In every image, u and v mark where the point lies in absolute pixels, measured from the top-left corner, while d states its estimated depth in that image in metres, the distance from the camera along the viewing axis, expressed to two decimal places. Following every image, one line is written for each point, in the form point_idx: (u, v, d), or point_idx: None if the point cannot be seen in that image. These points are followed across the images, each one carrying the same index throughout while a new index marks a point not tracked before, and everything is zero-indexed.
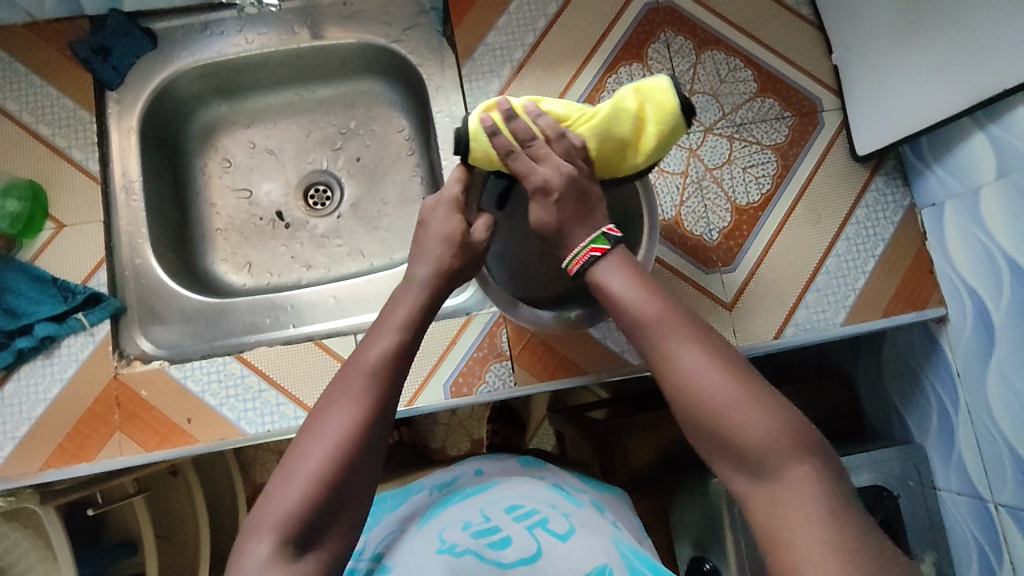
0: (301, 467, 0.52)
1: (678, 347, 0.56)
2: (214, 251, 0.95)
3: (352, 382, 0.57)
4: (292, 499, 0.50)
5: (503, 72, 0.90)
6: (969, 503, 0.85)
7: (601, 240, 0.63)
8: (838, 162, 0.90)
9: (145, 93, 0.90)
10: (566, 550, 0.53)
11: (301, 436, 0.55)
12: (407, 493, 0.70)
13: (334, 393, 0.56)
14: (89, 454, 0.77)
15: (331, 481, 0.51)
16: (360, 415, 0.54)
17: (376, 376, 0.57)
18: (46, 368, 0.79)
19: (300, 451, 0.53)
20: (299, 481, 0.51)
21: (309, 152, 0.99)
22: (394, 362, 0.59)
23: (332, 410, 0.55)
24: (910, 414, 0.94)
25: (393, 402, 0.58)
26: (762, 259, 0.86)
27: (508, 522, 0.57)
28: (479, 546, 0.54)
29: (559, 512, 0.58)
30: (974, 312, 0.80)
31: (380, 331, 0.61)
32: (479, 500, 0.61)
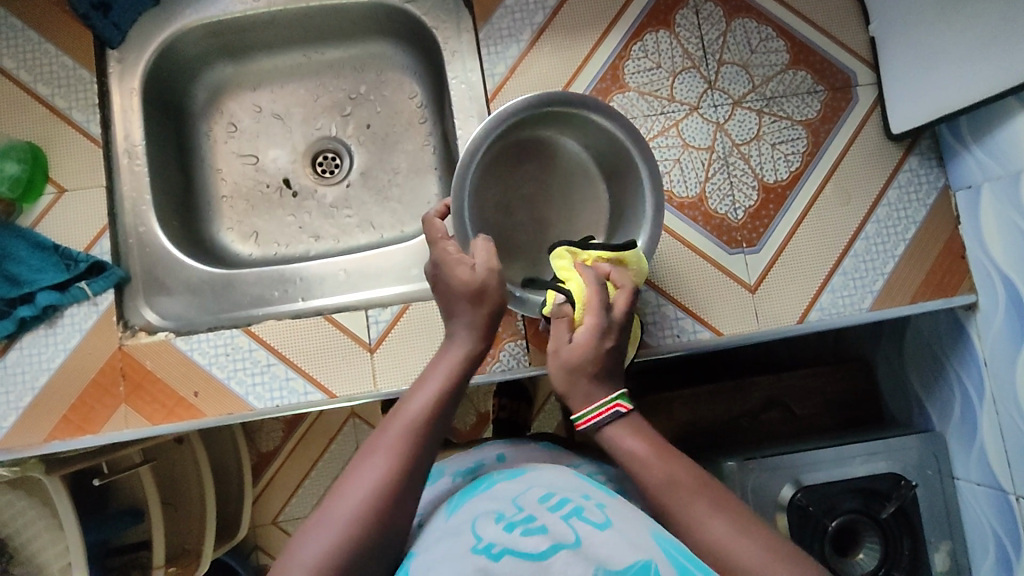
0: (336, 514, 0.50)
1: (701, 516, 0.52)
2: (219, 219, 0.92)
3: (392, 433, 0.55)
4: (325, 546, 0.48)
5: (523, 36, 0.86)
6: (989, 493, 0.83)
7: (624, 398, 0.59)
8: (871, 140, 0.86)
9: (147, 52, 0.86)
10: (607, 540, 0.47)
11: (337, 484, 0.53)
12: (428, 478, 0.67)
13: (374, 441, 0.55)
14: (94, 427, 0.76)
15: (366, 530, 0.50)
16: (399, 468, 0.53)
17: (417, 429, 0.55)
18: (49, 338, 0.77)
19: (335, 498, 0.51)
20: (332, 530, 0.49)
21: (317, 117, 0.95)
22: (437, 416, 0.57)
23: (371, 460, 0.53)
24: (931, 402, 0.92)
25: (432, 453, 0.56)
26: (789, 240, 0.83)
27: (542, 511, 0.51)
28: (515, 536, 0.48)
29: (593, 500, 0.53)
30: (1006, 299, 0.77)
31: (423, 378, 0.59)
32: (510, 491, 0.56)
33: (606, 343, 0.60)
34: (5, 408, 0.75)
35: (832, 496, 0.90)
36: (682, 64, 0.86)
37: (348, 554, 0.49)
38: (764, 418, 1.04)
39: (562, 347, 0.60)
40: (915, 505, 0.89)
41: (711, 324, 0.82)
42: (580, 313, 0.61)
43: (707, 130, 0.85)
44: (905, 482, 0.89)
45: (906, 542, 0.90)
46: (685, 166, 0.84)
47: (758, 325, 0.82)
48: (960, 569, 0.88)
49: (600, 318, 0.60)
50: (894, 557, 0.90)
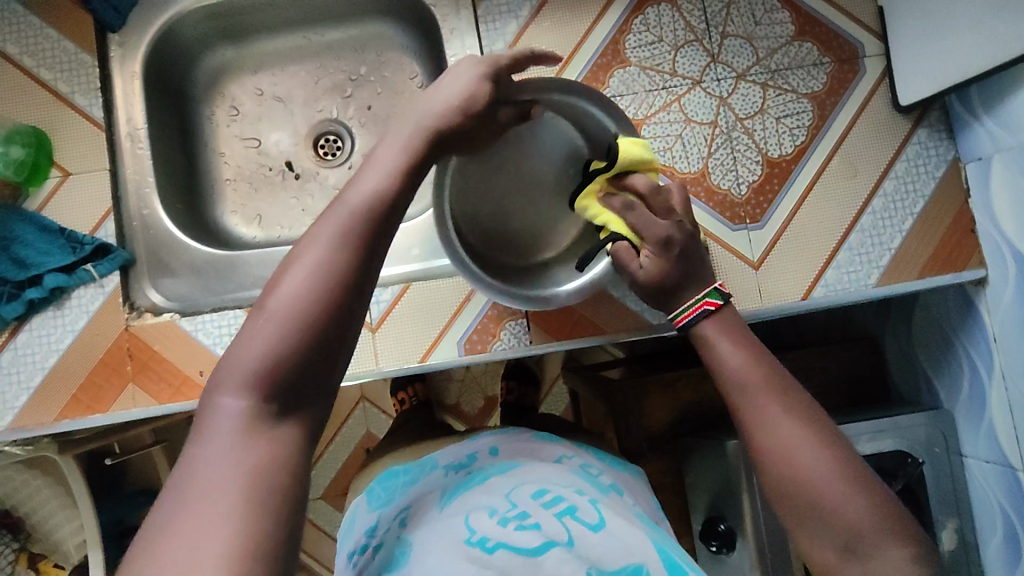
0: (268, 316, 0.45)
1: (769, 417, 0.54)
2: (223, 202, 0.93)
3: (330, 224, 0.48)
4: (258, 353, 0.44)
5: (522, 12, 0.85)
6: (998, 471, 0.83)
7: (714, 294, 0.61)
8: (879, 112, 0.84)
9: (148, 35, 0.86)
10: (600, 544, 0.51)
11: (273, 279, 0.47)
12: (421, 471, 0.66)
13: (309, 238, 0.48)
14: (103, 406, 0.77)
15: (310, 325, 0.45)
16: (344, 253, 0.47)
17: (358, 219, 0.49)
18: (57, 320, 0.78)
19: (270, 293, 0.46)
20: (264, 337, 0.44)
21: (319, 99, 0.95)
22: (381, 207, 0.50)
23: (304, 257, 0.47)
24: (940, 379, 0.91)
25: (377, 245, 0.49)
26: (793, 216, 0.82)
27: (536, 507, 0.53)
28: (508, 533, 0.51)
29: (587, 496, 0.55)
30: (1016, 273, 0.76)
31: (366, 172, 0.52)
32: (503, 483, 0.57)
33: (673, 250, 0.62)
34: (16, 389, 0.77)
35: None
36: (684, 37, 0.84)
37: (290, 356, 0.44)
38: None
39: (635, 275, 0.63)
40: (921, 483, 0.88)
41: None
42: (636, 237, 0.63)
43: (709, 104, 0.83)
44: (911, 459, 0.88)
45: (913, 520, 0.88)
46: (687, 142, 0.83)
47: (761, 302, 0.81)
48: (967, 547, 0.87)
49: (660, 230, 0.62)
50: None
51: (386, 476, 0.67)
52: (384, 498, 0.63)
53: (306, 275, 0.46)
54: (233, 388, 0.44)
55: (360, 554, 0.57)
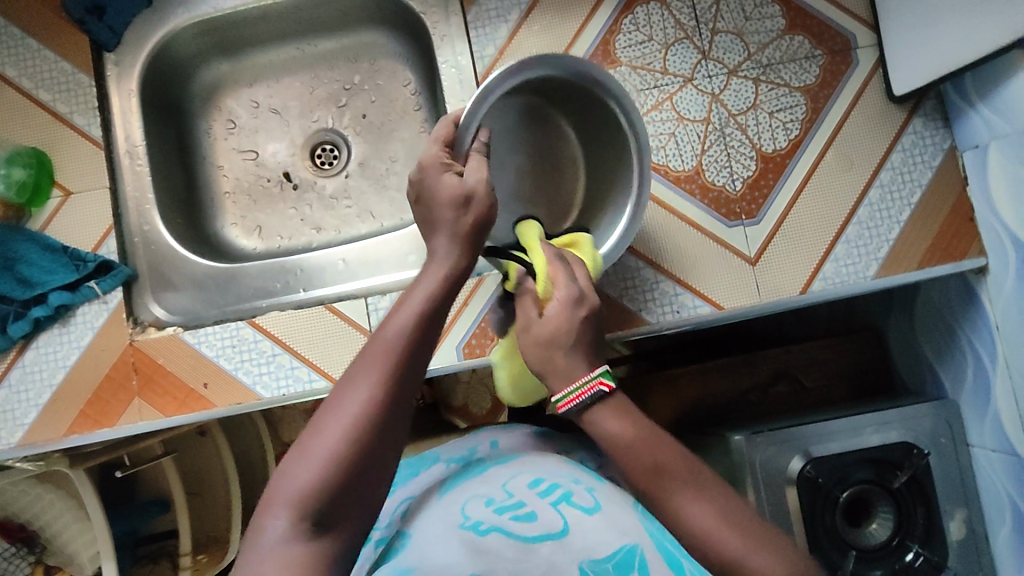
0: (318, 443, 0.48)
1: (682, 501, 0.52)
2: (223, 215, 0.94)
3: (372, 354, 0.52)
4: (309, 477, 0.46)
5: (511, 16, 0.85)
6: (1005, 461, 0.82)
7: (606, 375, 0.57)
8: (873, 103, 0.84)
9: (143, 53, 0.87)
10: (595, 526, 0.49)
11: (320, 409, 0.50)
12: (421, 464, 0.67)
13: (356, 366, 0.52)
14: (110, 420, 0.78)
15: (354, 456, 0.47)
16: (384, 385, 0.50)
17: (396, 345, 0.52)
18: (63, 337, 0.79)
19: (317, 427, 0.49)
20: (314, 464, 0.47)
21: (314, 110, 0.96)
22: (420, 334, 0.53)
23: (352, 385, 0.50)
24: (944, 369, 0.91)
25: (417, 372, 0.52)
26: (788, 210, 0.82)
27: (532, 496, 0.53)
28: (503, 520, 0.50)
29: (583, 487, 0.55)
30: (1017, 262, 0.76)
31: (405, 297, 0.56)
32: (501, 477, 0.58)
33: (580, 312, 0.59)
34: (24, 406, 0.78)
35: (843, 467, 0.88)
36: (674, 35, 0.84)
37: (337, 482, 0.47)
38: (773, 391, 1.03)
39: (533, 324, 0.60)
40: (928, 474, 0.88)
41: (710, 298, 0.81)
42: (546, 288, 0.60)
43: (701, 101, 0.83)
44: (917, 451, 0.87)
45: (920, 510, 0.88)
46: (680, 140, 0.83)
47: (760, 297, 0.81)
48: (977, 538, 0.87)
49: (571, 290, 0.60)
50: (908, 526, 0.88)
51: None
52: None
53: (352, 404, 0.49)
54: (275, 508, 0.46)
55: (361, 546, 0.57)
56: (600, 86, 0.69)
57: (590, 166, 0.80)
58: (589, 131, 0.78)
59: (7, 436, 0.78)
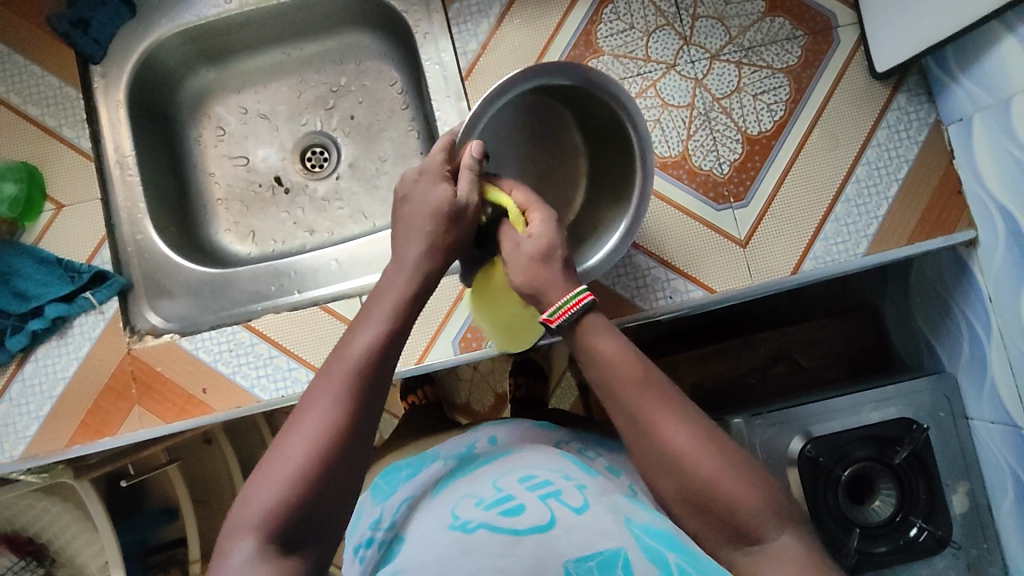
0: (280, 464, 0.49)
1: (661, 422, 0.51)
2: (216, 221, 0.94)
3: (335, 377, 0.53)
4: (271, 498, 0.47)
5: (493, 11, 0.86)
6: (1004, 431, 0.82)
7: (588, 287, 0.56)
8: (856, 81, 0.84)
9: (129, 64, 0.87)
10: (582, 521, 0.49)
11: (283, 432, 0.51)
12: (422, 463, 0.68)
13: (318, 387, 0.53)
14: (112, 429, 0.79)
15: (315, 479, 0.48)
16: (345, 405, 0.51)
17: (359, 367, 0.53)
18: (61, 348, 0.80)
19: (279, 448, 0.50)
20: (276, 487, 0.48)
21: (302, 113, 0.97)
22: (381, 352, 0.55)
23: (314, 406, 0.51)
24: (940, 343, 0.91)
25: (378, 391, 0.54)
26: (776, 191, 0.82)
27: (521, 491, 0.53)
28: (492, 517, 0.51)
29: (573, 481, 0.55)
30: (1006, 232, 0.76)
31: (367, 319, 0.57)
32: (492, 474, 0.58)
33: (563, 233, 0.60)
34: (26, 418, 0.79)
35: (843, 445, 0.88)
36: (655, 22, 0.85)
37: (300, 502, 0.48)
38: (772, 373, 1.03)
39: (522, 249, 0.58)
40: (928, 448, 0.88)
41: (702, 281, 0.81)
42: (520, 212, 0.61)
43: (685, 87, 0.84)
44: (916, 426, 0.88)
45: (922, 485, 0.88)
46: (665, 126, 0.83)
47: (753, 279, 0.81)
48: (980, 510, 0.87)
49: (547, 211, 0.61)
50: (911, 502, 0.88)
51: (389, 471, 0.69)
52: (387, 491, 0.65)
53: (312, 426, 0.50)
54: (241, 531, 0.47)
55: (366, 547, 0.58)
56: (620, 105, 0.68)
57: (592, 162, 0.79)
58: (595, 132, 0.77)
59: (9, 448, 0.78)
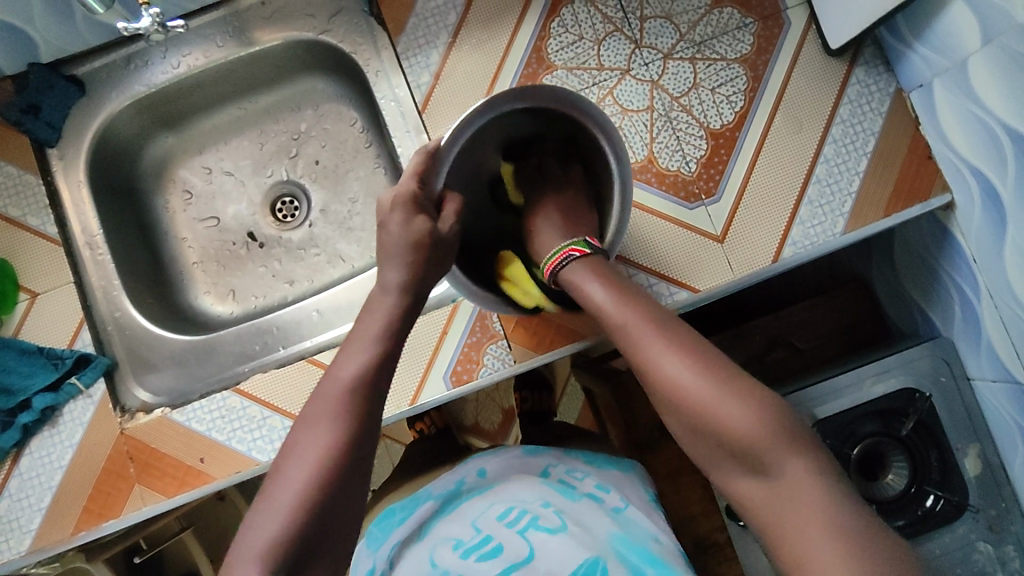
0: (279, 496, 0.52)
1: (659, 359, 0.57)
2: (195, 285, 0.93)
3: (324, 402, 0.57)
4: (272, 531, 0.50)
5: (440, 40, 0.85)
6: (1007, 389, 0.81)
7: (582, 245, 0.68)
8: (812, 59, 0.83)
9: (85, 143, 0.86)
10: (556, 554, 0.58)
11: (278, 467, 0.55)
12: (415, 504, 0.70)
13: (309, 416, 0.57)
14: (115, 511, 0.78)
15: (314, 504, 0.52)
16: (337, 434, 0.55)
17: (345, 395, 0.57)
18: (54, 438, 0.79)
19: (279, 482, 0.53)
20: (276, 518, 0.51)
21: (267, 165, 0.96)
22: (364, 378, 0.59)
23: (307, 436, 0.55)
24: (932, 307, 0.90)
25: (372, 416, 0.58)
26: (747, 181, 0.82)
27: (500, 528, 0.61)
28: (470, 560, 0.59)
29: (552, 507, 0.63)
30: (980, 191, 0.76)
31: (352, 346, 0.61)
32: (474, 510, 0.65)
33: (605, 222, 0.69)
34: (27, 513, 0.78)
35: (849, 423, 0.89)
36: (604, 29, 0.84)
37: (302, 528, 0.51)
38: (770, 359, 1.02)
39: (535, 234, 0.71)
40: (933, 415, 0.87)
41: (684, 281, 0.80)
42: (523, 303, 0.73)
43: (642, 90, 0.83)
44: (919, 394, 0.87)
45: (933, 454, 0.87)
46: (627, 132, 0.83)
47: (734, 274, 0.80)
48: (994, 470, 0.86)
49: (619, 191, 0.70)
50: (923, 471, 0.87)
51: (384, 514, 0.71)
52: (378, 535, 0.68)
53: (305, 459, 0.54)
54: (243, 564, 0.49)
55: None
56: (575, 106, 0.67)
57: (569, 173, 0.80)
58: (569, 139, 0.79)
59: (15, 545, 0.77)
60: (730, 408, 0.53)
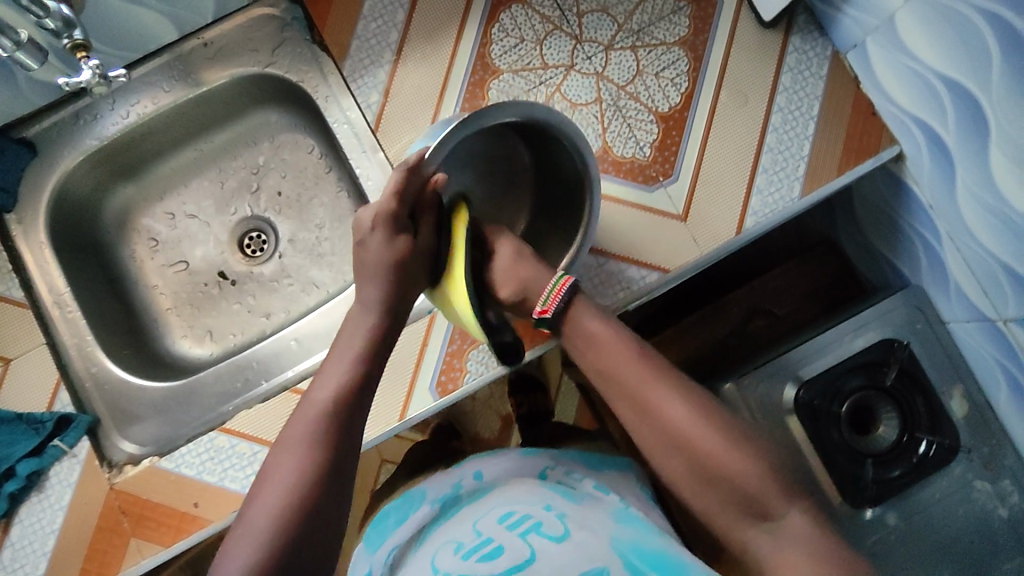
0: (257, 517, 0.53)
1: (658, 403, 0.61)
2: (171, 331, 0.93)
3: (302, 426, 0.58)
4: (248, 553, 0.51)
5: (385, 59, 0.86)
6: (980, 326, 0.83)
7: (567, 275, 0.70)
8: (748, 34, 0.86)
9: (42, 203, 0.86)
10: (560, 552, 0.56)
11: (258, 485, 0.56)
12: (410, 504, 0.72)
13: (288, 439, 0.58)
14: (114, 568, 0.76)
15: (290, 525, 0.52)
16: (315, 456, 0.56)
17: (326, 415, 0.58)
18: (43, 503, 0.77)
19: (258, 502, 0.54)
20: (253, 540, 0.51)
21: (230, 203, 0.96)
22: (343, 402, 0.60)
23: (285, 457, 0.56)
24: (899, 258, 0.93)
25: (352, 439, 0.59)
26: (702, 158, 0.83)
27: (501, 531, 0.60)
28: (471, 562, 0.57)
29: (555, 512, 0.61)
30: (925, 140, 0.79)
31: (330, 369, 0.63)
32: (473, 517, 0.64)
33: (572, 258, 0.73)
34: None
35: (835, 381, 0.89)
36: (544, 29, 0.86)
37: (278, 551, 0.51)
38: (751, 328, 1.03)
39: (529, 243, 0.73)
40: (914, 362, 0.89)
41: (655, 263, 0.81)
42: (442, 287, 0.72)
43: (589, 83, 0.84)
44: (898, 343, 0.89)
45: (919, 400, 0.88)
46: (579, 125, 0.84)
47: (701, 249, 0.81)
48: (981, 408, 0.87)
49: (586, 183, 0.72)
50: (913, 419, 0.88)
51: (377, 519, 0.73)
52: (377, 539, 0.69)
53: (282, 481, 0.54)
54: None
55: None
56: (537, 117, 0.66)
57: (540, 184, 0.81)
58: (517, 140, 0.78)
59: None
60: (726, 456, 0.58)
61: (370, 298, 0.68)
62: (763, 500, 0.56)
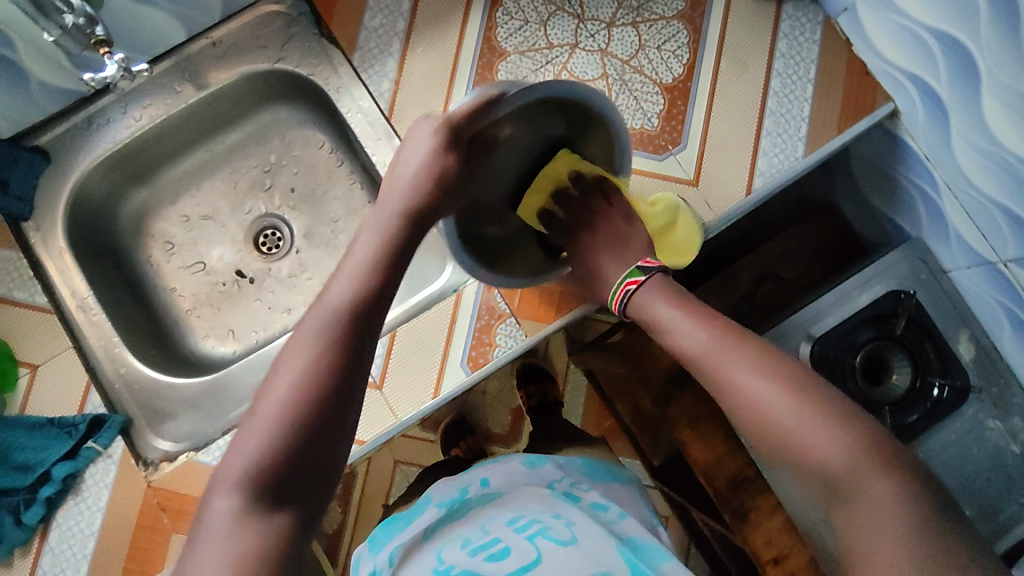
0: (265, 408, 0.52)
1: (739, 375, 0.63)
2: (193, 332, 0.93)
3: (315, 324, 0.56)
4: (255, 445, 0.51)
5: (395, 47, 0.87)
6: (982, 272, 0.87)
7: (635, 273, 0.75)
8: (743, 5, 0.89)
9: (59, 209, 0.86)
10: (564, 556, 0.59)
11: (271, 372, 0.55)
12: (418, 510, 0.74)
13: (300, 334, 0.56)
14: (158, 565, 0.76)
15: (294, 420, 0.51)
16: (324, 352, 0.54)
17: (342, 312, 0.57)
18: (80, 506, 0.77)
19: (267, 393, 0.53)
20: (260, 433, 0.51)
21: (244, 202, 0.97)
22: (356, 303, 0.58)
23: (294, 351, 0.55)
24: (898, 213, 0.96)
25: (365, 342, 0.57)
26: (708, 126, 0.86)
27: (509, 533, 0.63)
28: (478, 560, 0.60)
29: (562, 518, 0.64)
30: (919, 94, 0.82)
31: (345, 271, 0.61)
32: (480, 518, 0.66)
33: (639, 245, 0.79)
34: None
35: (846, 334, 0.92)
36: (547, 10, 0.88)
37: (284, 445, 0.50)
38: (760, 294, 1.06)
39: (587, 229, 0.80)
40: (922, 311, 0.92)
41: None
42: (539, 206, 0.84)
43: (594, 60, 0.87)
44: (904, 294, 0.92)
45: (928, 346, 0.91)
46: None
47: (714, 212, 0.84)
48: (987, 350, 0.91)
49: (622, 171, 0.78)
50: (924, 364, 0.91)
51: (386, 523, 0.76)
52: (383, 537, 0.72)
53: (291, 374, 0.53)
54: (224, 489, 0.50)
55: None
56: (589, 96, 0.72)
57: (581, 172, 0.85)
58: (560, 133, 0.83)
59: None
60: (808, 429, 0.59)
61: (392, 213, 0.67)
62: (842, 473, 0.58)
